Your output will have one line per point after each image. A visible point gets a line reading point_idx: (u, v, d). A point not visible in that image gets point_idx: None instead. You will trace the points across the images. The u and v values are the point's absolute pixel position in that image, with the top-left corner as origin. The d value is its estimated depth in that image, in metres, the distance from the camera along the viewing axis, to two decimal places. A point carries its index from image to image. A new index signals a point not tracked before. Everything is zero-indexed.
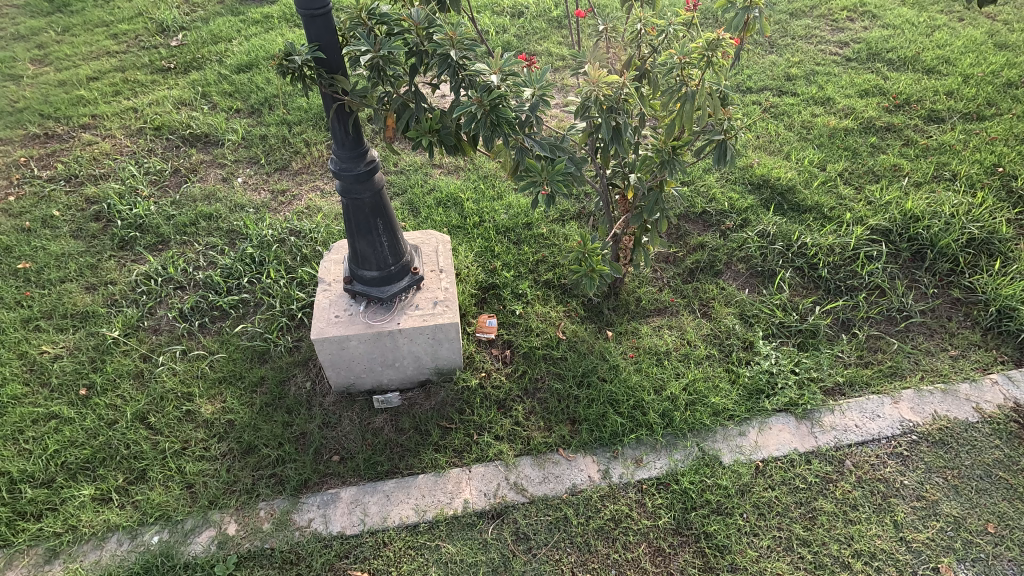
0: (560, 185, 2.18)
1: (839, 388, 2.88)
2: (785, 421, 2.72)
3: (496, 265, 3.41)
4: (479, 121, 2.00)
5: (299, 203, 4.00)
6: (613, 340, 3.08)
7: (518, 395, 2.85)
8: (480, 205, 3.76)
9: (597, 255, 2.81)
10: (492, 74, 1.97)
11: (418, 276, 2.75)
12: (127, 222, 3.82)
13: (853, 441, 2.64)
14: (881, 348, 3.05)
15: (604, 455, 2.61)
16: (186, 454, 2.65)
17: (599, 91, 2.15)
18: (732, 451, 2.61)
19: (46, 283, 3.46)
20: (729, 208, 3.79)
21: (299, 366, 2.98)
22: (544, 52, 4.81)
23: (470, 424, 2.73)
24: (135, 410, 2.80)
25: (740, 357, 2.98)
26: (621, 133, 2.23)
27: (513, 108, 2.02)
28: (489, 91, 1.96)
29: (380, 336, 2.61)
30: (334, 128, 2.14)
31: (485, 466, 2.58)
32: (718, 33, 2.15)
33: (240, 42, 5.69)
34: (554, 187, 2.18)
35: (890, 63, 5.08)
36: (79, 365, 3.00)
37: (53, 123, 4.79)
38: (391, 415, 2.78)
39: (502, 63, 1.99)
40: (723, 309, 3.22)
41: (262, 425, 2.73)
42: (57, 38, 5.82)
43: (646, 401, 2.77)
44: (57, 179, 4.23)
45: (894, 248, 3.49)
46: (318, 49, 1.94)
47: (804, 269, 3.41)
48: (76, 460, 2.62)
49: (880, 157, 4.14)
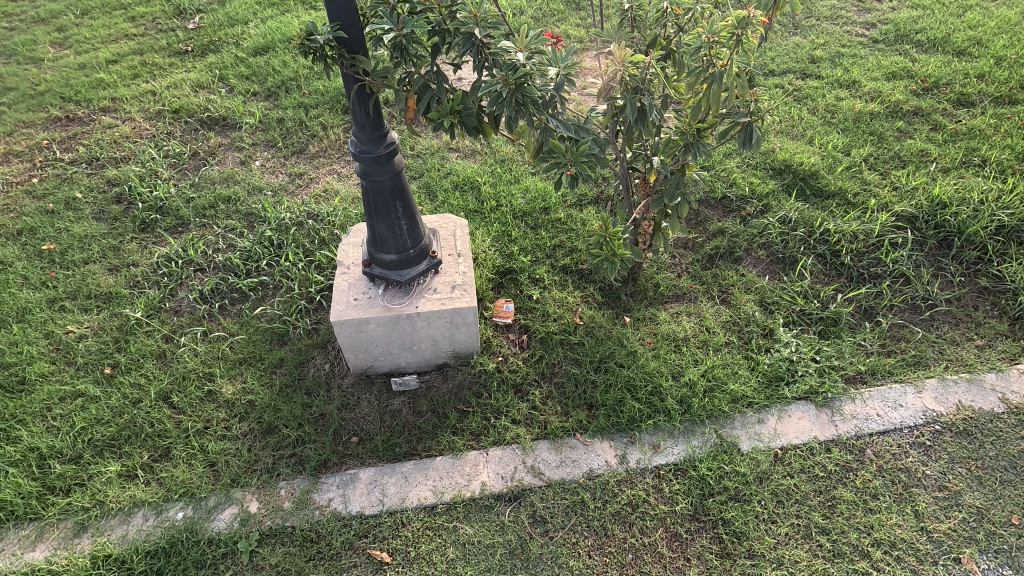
0: (583, 167, 2.14)
1: (861, 376, 2.83)
2: (805, 409, 2.70)
3: (513, 249, 3.39)
4: (504, 100, 1.96)
5: (316, 185, 4.01)
6: (631, 325, 3.06)
7: (535, 379, 2.85)
8: (496, 189, 3.74)
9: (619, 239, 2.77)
10: (518, 52, 1.94)
11: (436, 260, 2.74)
12: (148, 204, 3.86)
13: (874, 430, 2.61)
14: (905, 336, 2.99)
15: (622, 441, 2.60)
16: (208, 434, 2.69)
17: (625, 70, 2.09)
18: (750, 438, 2.59)
19: (70, 264, 3.51)
20: (750, 194, 3.73)
21: (318, 349, 3.00)
22: (561, 34, 4.74)
23: (487, 408, 2.74)
24: (158, 389, 2.84)
25: (760, 345, 2.95)
26: (646, 114, 2.18)
27: (538, 87, 1.97)
28: (515, 69, 1.92)
29: (395, 320, 2.63)
30: (354, 109, 2.12)
31: (502, 449, 2.59)
32: (749, 11, 2.06)
33: (256, 24, 5.68)
34: (578, 169, 2.14)
35: (918, 45, 4.93)
36: (104, 345, 3.05)
37: (73, 106, 4.83)
38: (410, 398, 2.81)
39: (529, 41, 1.96)
40: (742, 296, 3.19)
41: (282, 406, 2.76)
42: (76, 21, 5.85)
43: (664, 388, 2.75)
44: (78, 162, 4.28)
45: (920, 235, 3.41)
46: (339, 28, 1.92)
47: (827, 256, 3.35)
48: (102, 438, 2.67)
49: (906, 142, 4.04)
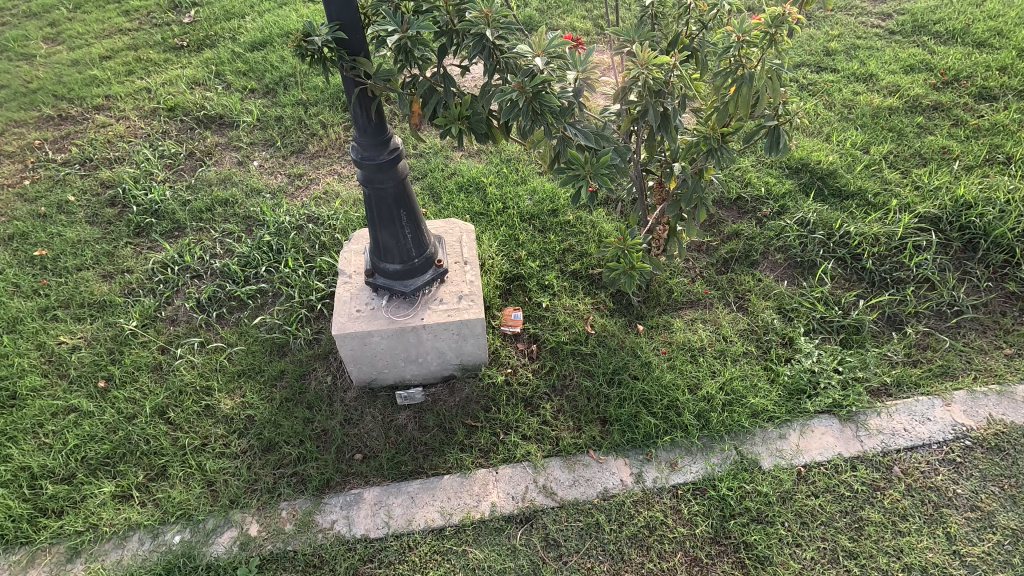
0: (604, 179, 2.03)
1: (885, 388, 2.71)
2: (828, 423, 2.58)
3: (521, 254, 3.27)
4: (520, 109, 1.83)
5: (316, 187, 3.88)
6: (644, 334, 2.94)
7: (545, 392, 2.73)
8: (503, 190, 3.61)
9: (637, 252, 2.66)
10: (536, 56, 1.79)
11: (442, 269, 2.61)
12: (143, 207, 3.73)
13: (901, 446, 2.49)
14: (932, 345, 2.87)
15: (637, 458, 2.49)
16: (206, 451, 2.58)
17: (649, 74, 1.95)
18: (772, 455, 2.48)
19: (63, 271, 3.39)
20: (765, 194, 3.59)
21: (319, 360, 2.89)
22: (568, 27, 4.58)
23: (496, 423, 2.64)
24: (154, 404, 2.73)
25: (779, 355, 2.83)
26: (670, 120, 2.05)
27: (556, 95, 1.84)
28: (532, 76, 1.78)
29: (400, 333, 2.51)
30: (355, 114, 1.99)
31: (512, 468, 2.48)
32: (784, 7, 1.90)
33: (254, 18, 5.53)
34: (599, 182, 2.03)
35: (936, 36, 4.77)
36: (98, 357, 2.94)
37: (66, 104, 4.70)
38: (415, 412, 2.70)
39: (547, 45, 1.81)
40: (760, 302, 3.06)
41: (282, 422, 2.65)
42: (69, 16, 5.70)
43: (681, 401, 2.63)
44: (71, 163, 4.15)
45: (944, 237, 3.27)
46: (339, 29, 1.78)
47: (847, 260, 3.21)
48: (96, 456, 2.57)
49: (927, 138, 3.90)
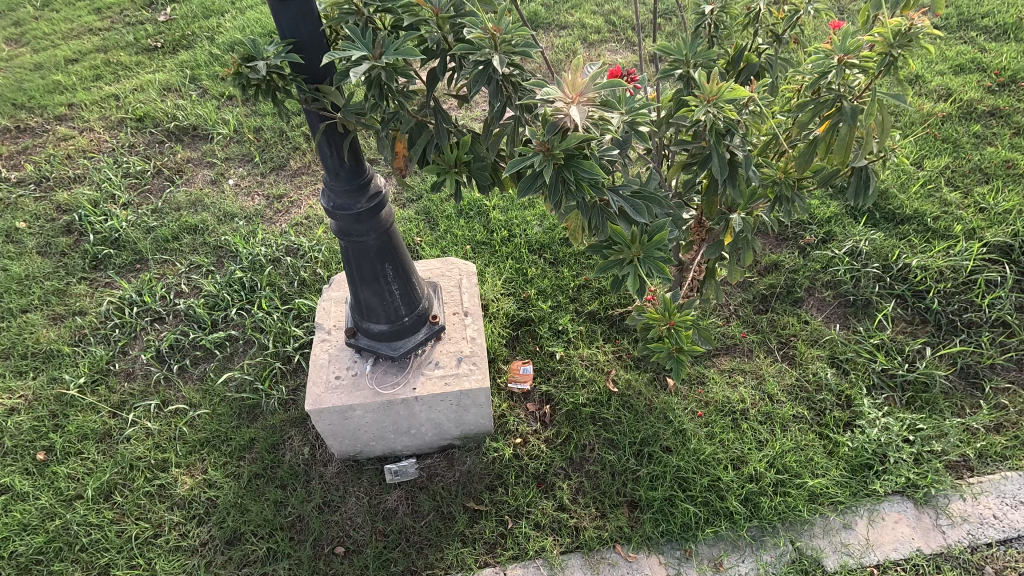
0: (658, 259, 1.81)
1: (966, 461, 2.28)
2: (901, 507, 2.16)
3: (529, 293, 2.83)
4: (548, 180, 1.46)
5: (298, 209, 3.45)
6: (675, 390, 2.50)
7: (561, 468, 2.32)
8: (508, 215, 3.18)
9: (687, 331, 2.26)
10: (564, 103, 1.36)
11: (439, 326, 2.18)
12: (101, 235, 3.30)
13: (992, 539, 2.07)
14: (1015, 405, 2.43)
15: (673, 555, 2.07)
16: (159, 545, 2.17)
17: (720, 113, 1.55)
18: (836, 552, 2.06)
19: (6, 313, 2.97)
20: (807, 218, 3.15)
21: (296, 425, 2.48)
22: (577, 25, 4.12)
23: (503, 507, 2.22)
24: (100, 484, 2.32)
25: (837, 419, 2.40)
26: (739, 170, 1.68)
27: (593, 157, 1.46)
28: (559, 134, 1.38)
29: (388, 406, 2.09)
30: (322, 153, 1.56)
31: (523, 568, 2.07)
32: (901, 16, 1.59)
33: (234, 15, 5.06)
34: (651, 263, 1.81)
35: (986, 31, 4.29)
36: (38, 422, 2.53)
37: (25, 114, 4.26)
38: (407, 492, 2.28)
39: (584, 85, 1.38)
40: (809, 351, 2.63)
41: (250, 507, 2.24)
42: (34, 14, 5.24)
43: (724, 482, 2.21)
44: (25, 183, 3.72)
45: (1020, 270, 2.82)
46: (292, 48, 1.35)
47: (908, 298, 2.77)
48: (28, 551, 2.16)
49: (987, 150, 3.44)
